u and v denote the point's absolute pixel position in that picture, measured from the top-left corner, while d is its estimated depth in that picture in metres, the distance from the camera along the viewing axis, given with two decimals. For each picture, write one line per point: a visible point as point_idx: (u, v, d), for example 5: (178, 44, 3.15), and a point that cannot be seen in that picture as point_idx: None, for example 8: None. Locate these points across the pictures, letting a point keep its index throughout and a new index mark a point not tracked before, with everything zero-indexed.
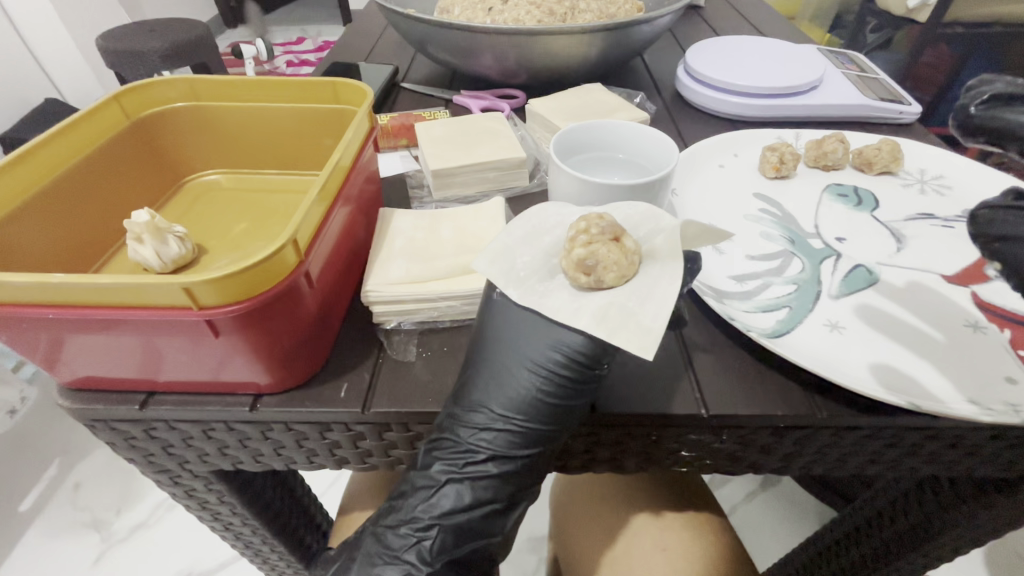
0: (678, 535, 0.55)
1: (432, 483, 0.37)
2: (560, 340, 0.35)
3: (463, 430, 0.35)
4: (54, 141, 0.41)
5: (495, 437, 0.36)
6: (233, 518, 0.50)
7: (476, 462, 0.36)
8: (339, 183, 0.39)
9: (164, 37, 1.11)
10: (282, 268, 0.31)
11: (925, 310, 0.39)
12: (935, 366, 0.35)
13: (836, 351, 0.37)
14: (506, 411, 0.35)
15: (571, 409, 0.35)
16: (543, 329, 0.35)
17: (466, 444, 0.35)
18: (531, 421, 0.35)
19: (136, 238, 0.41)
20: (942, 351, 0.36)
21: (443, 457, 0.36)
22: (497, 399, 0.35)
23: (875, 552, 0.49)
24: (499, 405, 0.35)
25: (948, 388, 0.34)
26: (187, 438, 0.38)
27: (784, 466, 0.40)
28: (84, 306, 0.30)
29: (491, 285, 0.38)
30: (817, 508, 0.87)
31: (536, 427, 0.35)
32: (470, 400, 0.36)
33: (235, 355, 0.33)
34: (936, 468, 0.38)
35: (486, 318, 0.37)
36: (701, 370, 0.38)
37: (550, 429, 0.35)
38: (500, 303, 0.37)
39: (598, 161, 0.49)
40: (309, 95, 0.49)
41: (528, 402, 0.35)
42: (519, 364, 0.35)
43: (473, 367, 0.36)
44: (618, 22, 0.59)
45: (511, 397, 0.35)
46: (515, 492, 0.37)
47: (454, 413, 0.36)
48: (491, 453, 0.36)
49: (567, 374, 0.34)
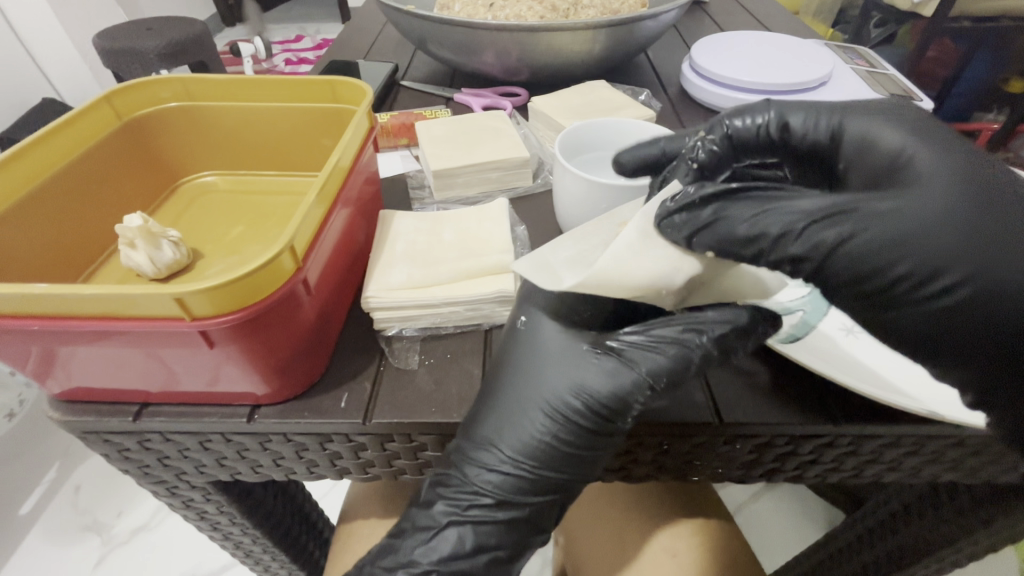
0: (688, 541, 0.54)
1: (432, 524, 0.36)
2: (581, 386, 0.34)
3: (470, 469, 0.35)
4: (42, 143, 0.40)
5: (501, 480, 0.35)
6: (233, 528, 0.49)
7: (481, 504, 0.35)
8: (338, 185, 0.38)
9: (161, 35, 1.10)
10: (279, 275, 0.30)
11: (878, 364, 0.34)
12: (870, 373, 0.34)
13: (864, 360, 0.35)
14: (516, 455, 0.35)
15: (591, 455, 0.35)
16: (569, 373, 0.35)
17: (470, 484, 0.35)
18: (541, 467, 0.35)
19: (129, 244, 0.40)
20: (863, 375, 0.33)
21: (447, 497, 0.36)
22: (509, 440, 0.35)
23: (890, 555, 0.50)
24: (509, 447, 0.35)
25: (926, 402, 0.32)
26: (183, 449, 0.37)
27: (799, 474, 0.39)
28: (70, 317, 0.29)
29: (517, 313, 0.37)
30: (826, 508, 0.85)
31: (546, 474, 0.35)
32: (479, 436, 0.35)
33: (232, 366, 0.32)
34: (956, 475, 0.37)
35: (506, 348, 0.36)
36: (716, 379, 0.36)
37: (558, 475, 0.35)
38: (521, 335, 0.36)
39: (604, 162, 0.48)
40: (308, 95, 0.47)
41: (540, 447, 0.34)
42: (539, 404, 0.35)
43: (487, 391, 0.35)
44: (623, 17, 0.58)
45: (523, 441, 0.35)
46: (519, 541, 0.36)
47: (463, 448, 0.35)
48: (495, 495, 0.35)
49: (589, 419, 0.34)
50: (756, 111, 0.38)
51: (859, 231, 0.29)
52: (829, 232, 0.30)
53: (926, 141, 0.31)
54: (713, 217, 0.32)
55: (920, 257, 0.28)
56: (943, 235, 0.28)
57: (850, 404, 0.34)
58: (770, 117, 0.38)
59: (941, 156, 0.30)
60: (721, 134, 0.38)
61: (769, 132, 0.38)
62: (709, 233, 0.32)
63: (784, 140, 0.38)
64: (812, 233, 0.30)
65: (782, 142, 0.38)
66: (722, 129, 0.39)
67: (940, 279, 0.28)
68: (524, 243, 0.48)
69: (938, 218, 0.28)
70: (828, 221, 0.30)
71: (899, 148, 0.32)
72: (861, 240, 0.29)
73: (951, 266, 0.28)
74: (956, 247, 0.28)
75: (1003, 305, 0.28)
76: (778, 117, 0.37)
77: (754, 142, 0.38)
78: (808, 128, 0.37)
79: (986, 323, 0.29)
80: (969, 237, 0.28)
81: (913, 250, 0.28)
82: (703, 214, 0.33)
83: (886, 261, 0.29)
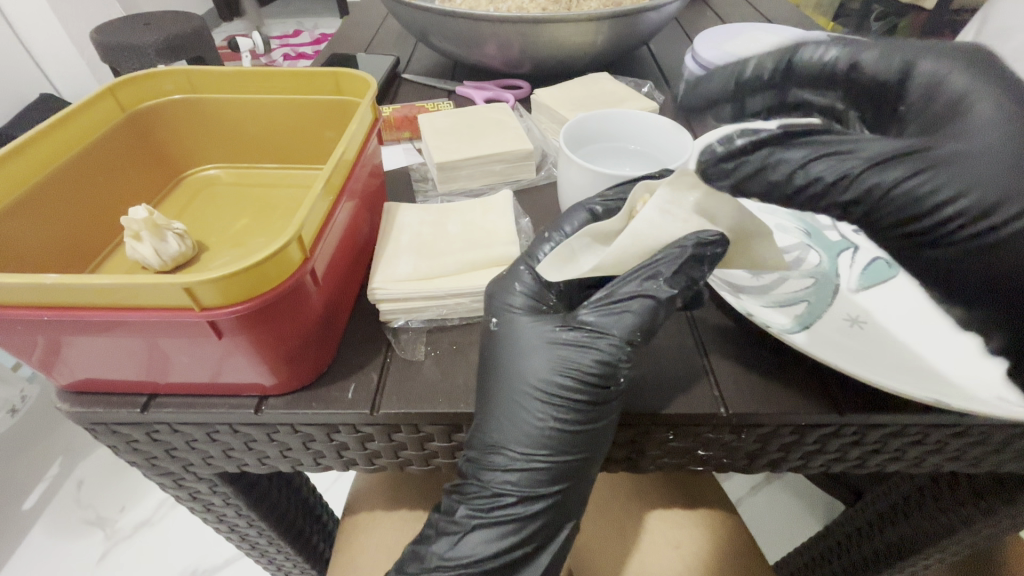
0: (692, 533, 0.54)
1: (457, 529, 0.37)
2: (566, 365, 0.34)
3: (486, 472, 0.35)
4: (48, 134, 0.40)
5: (518, 477, 0.35)
6: (239, 520, 0.49)
7: (506, 505, 0.36)
8: (343, 177, 0.37)
9: (159, 30, 1.09)
10: (287, 265, 0.30)
11: (912, 352, 0.35)
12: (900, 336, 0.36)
13: (898, 351, 0.35)
14: (526, 450, 0.35)
15: (599, 431, 0.34)
16: (549, 353, 0.35)
17: (490, 487, 0.35)
18: (555, 455, 0.35)
19: (134, 236, 0.40)
20: (905, 360, 0.34)
21: (471, 502, 0.37)
22: (515, 438, 0.35)
23: (888, 547, 0.51)
24: (519, 444, 0.35)
25: (964, 365, 0.34)
26: (191, 441, 0.37)
27: (803, 464, 0.39)
28: (83, 307, 0.29)
29: (487, 316, 0.37)
30: (825, 499, 0.86)
31: (562, 461, 0.35)
32: (485, 442, 0.35)
33: (239, 355, 0.32)
34: (959, 465, 0.38)
35: (489, 353, 0.36)
36: (722, 373, 0.36)
37: (573, 458, 0.35)
38: (498, 333, 0.36)
39: (609, 153, 0.48)
40: (311, 86, 0.47)
41: (548, 436, 0.35)
42: (533, 394, 0.35)
43: (481, 392, 0.35)
44: (626, 9, 0.57)
45: (530, 435, 0.35)
46: (544, 532, 0.36)
47: (475, 457, 0.36)
48: (520, 494, 0.35)
49: (586, 393, 0.34)
50: (829, 42, 0.35)
51: (922, 173, 0.28)
52: (886, 174, 0.29)
53: (989, 90, 0.31)
54: (764, 161, 0.30)
55: (970, 195, 0.28)
56: (998, 167, 0.28)
57: (858, 394, 0.34)
58: (840, 52, 0.35)
59: (999, 106, 0.30)
60: (785, 56, 0.35)
61: (837, 66, 0.35)
62: (758, 180, 0.30)
63: (851, 81, 0.36)
64: (869, 176, 0.29)
65: (850, 80, 0.36)
66: (795, 51, 0.35)
67: (990, 215, 0.28)
68: (528, 235, 0.48)
69: (985, 164, 0.28)
70: (882, 166, 0.29)
71: (960, 95, 0.31)
72: (920, 181, 0.28)
73: (1007, 202, 0.28)
74: (1003, 184, 0.28)
75: None
76: (848, 59, 0.35)
77: (808, 80, 0.36)
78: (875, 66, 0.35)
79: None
80: (1011, 171, 0.28)
81: (967, 189, 0.28)
82: (754, 159, 0.30)
83: (938, 199, 0.28)
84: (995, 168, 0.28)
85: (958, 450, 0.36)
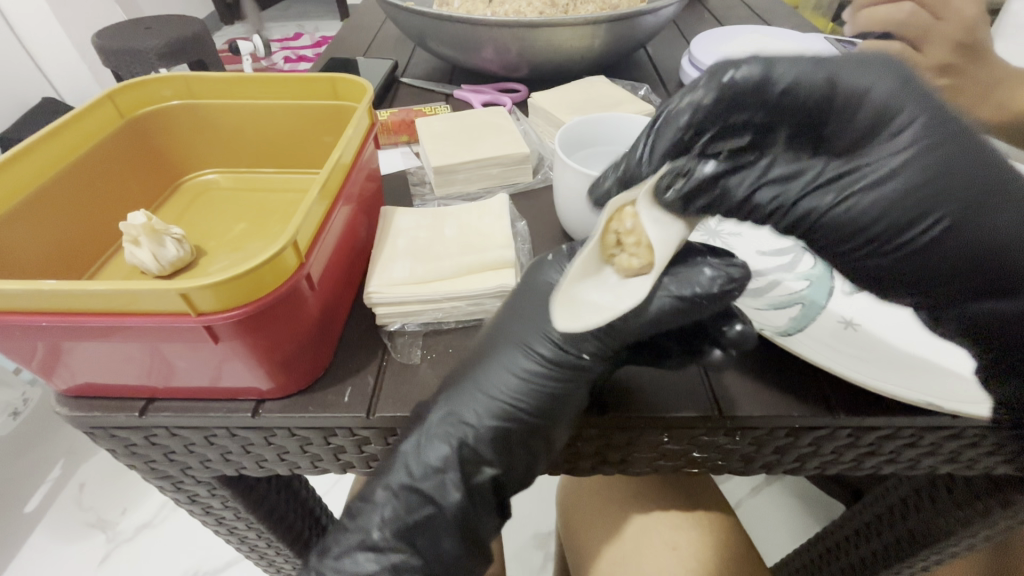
0: (690, 534, 0.54)
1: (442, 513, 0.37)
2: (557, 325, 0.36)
3: (452, 393, 0.37)
4: (48, 141, 0.40)
5: (477, 406, 0.36)
6: (238, 523, 0.49)
7: (453, 430, 0.36)
8: (339, 181, 0.38)
9: (160, 34, 1.09)
10: (282, 270, 0.30)
11: (900, 371, 0.33)
12: (898, 352, 0.34)
13: (881, 370, 0.33)
14: (492, 385, 0.36)
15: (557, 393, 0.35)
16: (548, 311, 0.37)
17: (446, 411, 0.36)
18: (515, 402, 0.36)
19: (134, 241, 0.41)
20: (892, 383, 0.33)
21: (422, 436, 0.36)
22: (490, 370, 0.37)
23: (887, 548, 0.51)
24: (489, 377, 0.37)
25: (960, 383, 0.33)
26: (189, 444, 0.38)
27: (798, 466, 0.39)
28: (80, 313, 0.29)
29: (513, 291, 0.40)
30: (825, 501, 0.86)
31: (518, 410, 0.36)
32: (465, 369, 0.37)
33: (236, 360, 0.32)
34: (955, 467, 0.38)
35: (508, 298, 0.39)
36: (717, 376, 0.36)
37: (528, 413, 0.36)
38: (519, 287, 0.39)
39: (605, 157, 0.48)
40: (308, 91, 0.48)
41: (514, 382, 0.36)
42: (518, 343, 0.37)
43: (463, 367, 0.37)
44: (621, 13, 0.58)
45: (501, 374, 0.37)
46: None
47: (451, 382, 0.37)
48: (470, 421, 0.36)
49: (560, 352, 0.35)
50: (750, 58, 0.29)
51: (849, 196, 0.29)
52: (814, 201, 0.31)
53: (926, 99, 0.28)
54: (712, 197, 0.32)
55: (893, 216, 0.29)
56: (919, 189, 0.28)
57: (852, 398, 0.34)
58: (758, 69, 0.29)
59: (932, 117, 0.28)
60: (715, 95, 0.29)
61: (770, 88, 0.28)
62: (714, 208, 0.32)
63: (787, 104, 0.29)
64: (803, 204, 0.31)
65: (780, 106, 0.29)
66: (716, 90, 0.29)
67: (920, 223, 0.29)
68: (524, 238, 0.48)
69: (900, 192, 0.29)
70: (817, 192, 0.30)
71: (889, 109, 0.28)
72: (851, 204, 0.29)
73: (926, 215, 0.29)
74: (928, 199, 0.29)
75: (969, 246, 0.29)
76: (774, 80, 0.28)
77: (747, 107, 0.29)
78: (817, 85, 0.28)
79: (964, 254, 0.29)
80: (939, 186, 0.28)
81: (885, 212, 0.29)
82: (707, 193, 0.31)
83: (866, 221, 0.30)
84: (915, 187, 0.28)
85: (953, 452, 0.36)
